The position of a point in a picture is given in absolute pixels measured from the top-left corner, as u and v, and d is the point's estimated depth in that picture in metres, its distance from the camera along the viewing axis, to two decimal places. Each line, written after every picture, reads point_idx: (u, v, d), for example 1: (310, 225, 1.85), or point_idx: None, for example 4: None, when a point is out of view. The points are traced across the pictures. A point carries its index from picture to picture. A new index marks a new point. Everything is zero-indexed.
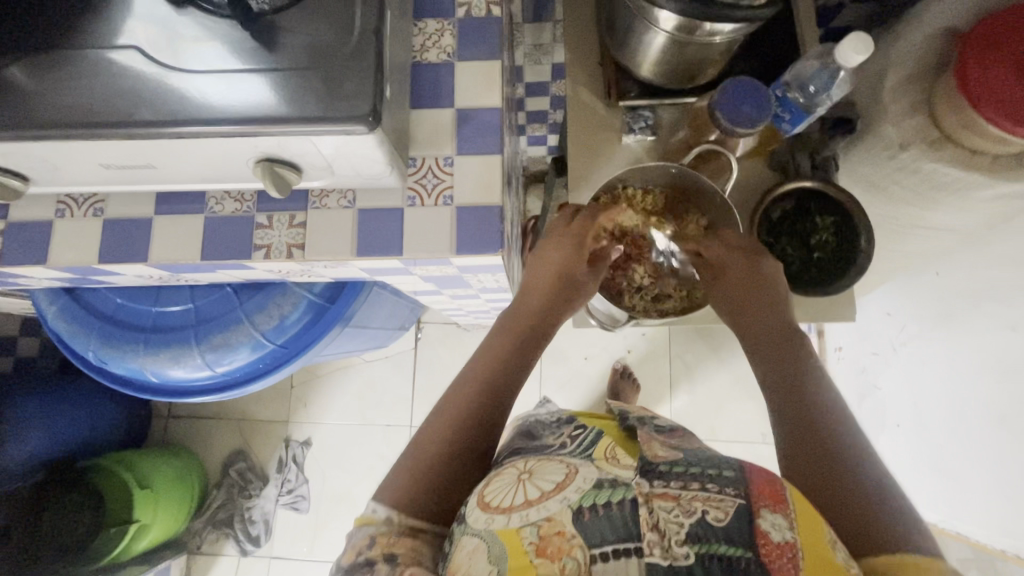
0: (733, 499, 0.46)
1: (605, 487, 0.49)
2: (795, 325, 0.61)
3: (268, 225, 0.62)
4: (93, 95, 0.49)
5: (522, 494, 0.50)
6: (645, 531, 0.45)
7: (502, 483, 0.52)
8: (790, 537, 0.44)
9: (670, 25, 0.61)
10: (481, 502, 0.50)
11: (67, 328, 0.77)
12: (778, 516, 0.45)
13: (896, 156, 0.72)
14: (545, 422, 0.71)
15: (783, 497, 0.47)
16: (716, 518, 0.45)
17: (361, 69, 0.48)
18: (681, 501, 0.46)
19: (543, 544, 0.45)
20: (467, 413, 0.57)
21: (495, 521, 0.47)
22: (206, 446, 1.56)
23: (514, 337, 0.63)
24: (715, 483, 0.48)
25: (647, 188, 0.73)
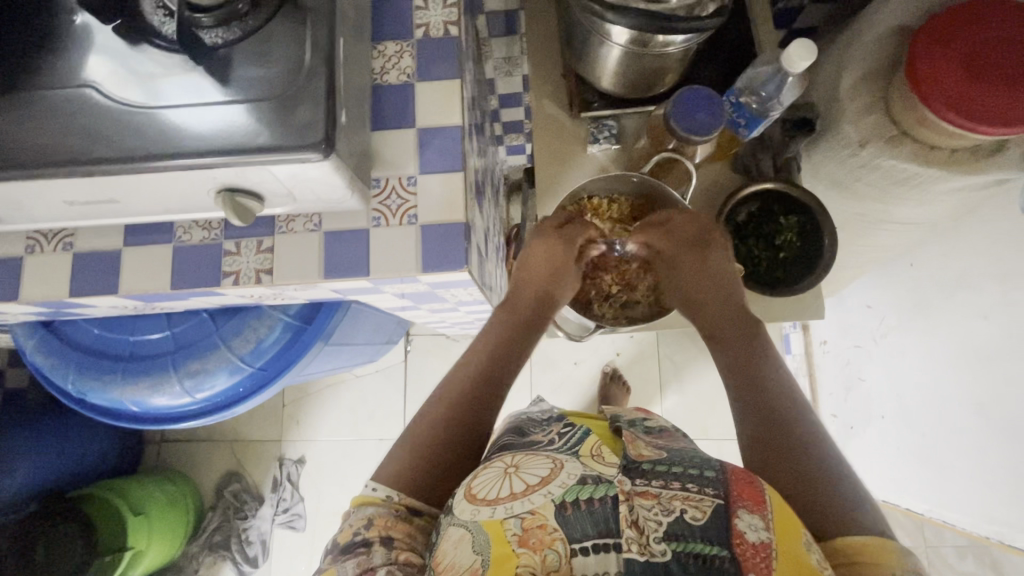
0: (712, 499, 0.47)
1: (589, 484, 0.48)
2: (754, 319, 0.65)
3: (237, 252, 0.63)
4: (51, 134, 0.50)
5: (509, 487, 0.50)
6: (625, 527, 0.45)
7: (489, 475, 0.52)
8: (765, 537, 0.45)
9: (623, 38, 0.62)
10: (469, 494, 0.51)
11: (46, 362, 0.78)
12: (755, 517, 0.46)
13: (856, 154, 0.73)
14: (536, 419, 0.70)
15: (762, 498, 0.48)
16: (693, 517, 0.46)
17: (314, 96, 0.49)
18: (661, 499, 0.47)
19: (525, 535, 0.46)
20: (466, 394, 0.62)
21: (480, 512, 0.48)
22: (200, 468, 1.56)
23: (509, 329, 0.69)
24: (695, 483, 0.49)
25: (611, 197, 0.73)
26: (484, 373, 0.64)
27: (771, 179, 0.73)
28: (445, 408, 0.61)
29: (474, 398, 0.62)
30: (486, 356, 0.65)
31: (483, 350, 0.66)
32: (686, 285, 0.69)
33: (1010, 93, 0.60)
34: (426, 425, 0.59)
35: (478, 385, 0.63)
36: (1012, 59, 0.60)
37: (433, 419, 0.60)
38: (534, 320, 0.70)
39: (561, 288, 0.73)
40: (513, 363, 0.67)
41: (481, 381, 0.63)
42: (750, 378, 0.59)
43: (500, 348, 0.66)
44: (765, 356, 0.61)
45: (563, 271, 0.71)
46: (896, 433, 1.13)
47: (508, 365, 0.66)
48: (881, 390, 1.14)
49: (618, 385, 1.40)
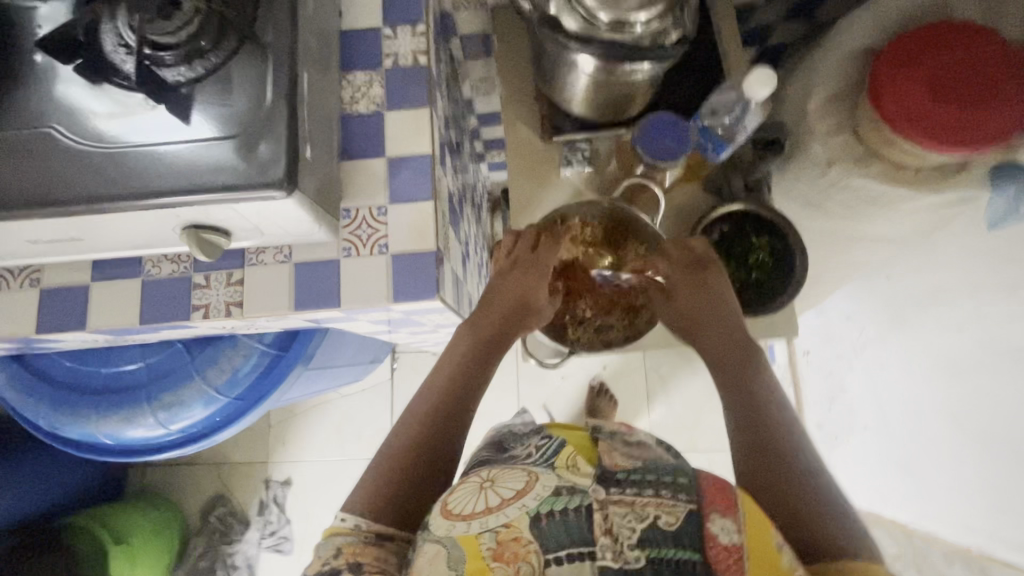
0: (686, 505, 0.46)
1: (563, 495, 0.48)
2: (750, 344, 0.63)
3: (207, 285, 0.62)
4: (10, 174, 0.49)
5: (484, 501, 0.49)
6: (599, 536, 0.45)
7: (465, 490, 0.51)
8: (737, 540, 0.44)
9: (590, 67, 0.63)
10: (444, 509, 0.49)
11: (17, 396, 0.77)
12: (727, 521, 0.45)
13: (824, 173, 0.74)
14: (518, 431, 0.66)
15: (735, 501, 0.46)
16: (667, 524, 0.46)
17: (276, 134, 0.49)
18: (635, 507, 0.47)
19: (499, 548, 0.45)
20: (429, 416, 0.60)
21: (456, 527, 0.47)
22: (186, 493, 1.54)
23: (474, 344, 0.65)
24: (668, 490, 0.47)
25: (587, 220, 0.70)
26: (452, 392, 0.61)
27: (742, 201, 0.74)
28: (410, 432, 0.59)
29: (445, 417, 0.60)
30: (452, 372, 0.63)
31: (449, 366, 0.64)
32: (682, 310, 0.66)
33: (970, 113, 0.61)
34: (395, 450, 0.58)
35: (447, 405, 0.60)
36: (970, 81, 0.61)
37: (400, 444, 0.58)
38: (503, 335, 0.67)
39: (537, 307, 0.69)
40: (484, 375, 0.64)
41: (447, 399, 0.61)
42: (752, 407, 0.58)
43: (469, 362, 0.64)
44: (759, 377, 0.61)
45: (537, 296, 0.68)
46: (879, 444, 1.14)
47: (480, 378, 0.64)
48: (863, 400, 1.15)
49: (604, 399, 1.40)
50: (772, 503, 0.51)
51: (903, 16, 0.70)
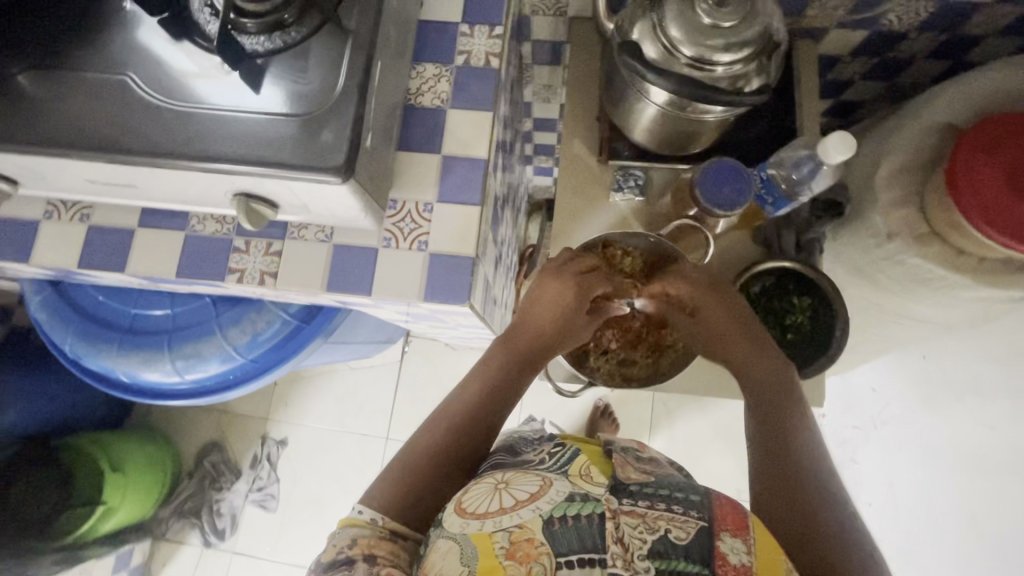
0: (696, 521, 0.46)
1: (576, 501, 0.47)
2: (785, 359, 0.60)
3: (245, 251, 0.63)
4: (83, 116, 0.51)
5: (498, 502, 0.48)
6: (611, 543, 0.44)
7: (480, 490, 0.50)
8: (746, 561, 0.44)
9: (661, 99, 0.62)
10: (458, 507, 0.49)
11: (47, 320, 0.79)
12: (737, 541, 0.45)
13: (882, 246, 0.71)
14: (531, 437, 0.67)
15: (746, 524, 0.46)
16: (677, 537, 0.45)
17: (339, 120, 0.49)
18: (646, 518, 0.46)
19: (512, 548, 0.44)
20: (460, 421, 0.59)
21: (470, 525, 0.47)
22: (185, 433, 1.58)
23: (508, 354, 0.64)
24: (680, 504, 0.47)
25: (628, 249, 0.69)
26: (485, 402, 0.60)
27: (791, 259, 0.72)
28: (438, 436, 0.58)
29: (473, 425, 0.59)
30: (487, 382, 0.62)
31: (484, 374, 0.63)
32: (711, 331, 0.64)
33: None
34: (420, 450, 0.57)
35: (478, 411, 0.60)
36: None
37: (426, 446, 0.57)
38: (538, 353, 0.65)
39: (569, 334, 0.67)
40: (517, 392, 0.63)
41: (481, 409, 0.60)
42: (776, 418, 0.55)
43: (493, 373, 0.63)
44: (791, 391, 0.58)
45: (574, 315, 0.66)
46: (881, 523, 1.09)
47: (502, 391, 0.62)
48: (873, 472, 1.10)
49: (606, 422, 1.39)
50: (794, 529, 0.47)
51: (997, 98, 0.67)
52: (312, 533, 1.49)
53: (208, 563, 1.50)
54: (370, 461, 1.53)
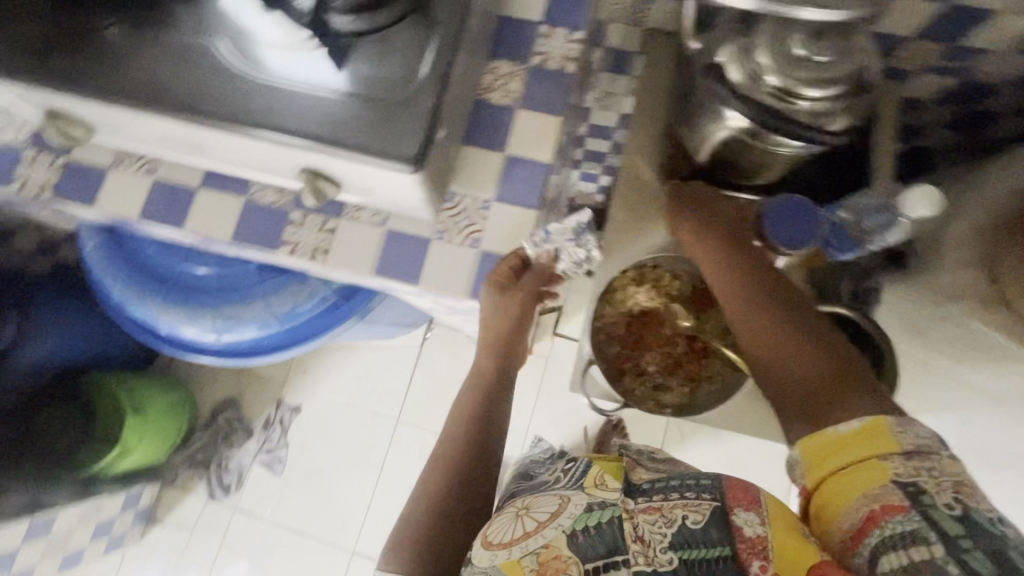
0: (710, 503, 0.49)
1: (594, 511, 0.52)
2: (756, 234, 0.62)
3: (301, 224, 0.64)
4: (169, 76, 0.52)
5: (522, 527, 0.55)
6: (631, 543, 0.49)
7: (504, 518, 0.57)
8: (761, 532, 0.46)
9: (737, 125, 0.61)
10: (485, 540, 0.55)
11: (99, 264, 0.81)
12: (750, 514, 0.47)
13: (941, 305, 0.68)
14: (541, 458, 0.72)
15: (757, 498, 0.49)
16: (693, 521, 0.48)
17: (417, 111, 0.49)
18: (663, 512, 0.50)
19: (542, 567, 0.50)
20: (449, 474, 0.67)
21: (498, 557, 0.52)
22: (204, 387, 1.62)
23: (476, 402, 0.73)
24: (693, 490, 0.50)
25: (675, 273, 0.71)
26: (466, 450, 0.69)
27: (843, 305, 0.70)
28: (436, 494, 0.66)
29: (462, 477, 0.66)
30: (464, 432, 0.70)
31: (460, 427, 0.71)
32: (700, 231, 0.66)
33: None
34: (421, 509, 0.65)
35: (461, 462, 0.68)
36: None
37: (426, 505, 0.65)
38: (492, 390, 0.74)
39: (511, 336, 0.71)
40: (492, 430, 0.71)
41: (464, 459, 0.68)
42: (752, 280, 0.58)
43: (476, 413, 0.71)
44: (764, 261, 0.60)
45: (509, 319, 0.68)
46: None
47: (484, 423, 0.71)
48: None
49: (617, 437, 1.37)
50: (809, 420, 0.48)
51: None
52: (314, 500, 1.52)
53: (210, 516, 1.54)
54: (378, 440, 1.55)
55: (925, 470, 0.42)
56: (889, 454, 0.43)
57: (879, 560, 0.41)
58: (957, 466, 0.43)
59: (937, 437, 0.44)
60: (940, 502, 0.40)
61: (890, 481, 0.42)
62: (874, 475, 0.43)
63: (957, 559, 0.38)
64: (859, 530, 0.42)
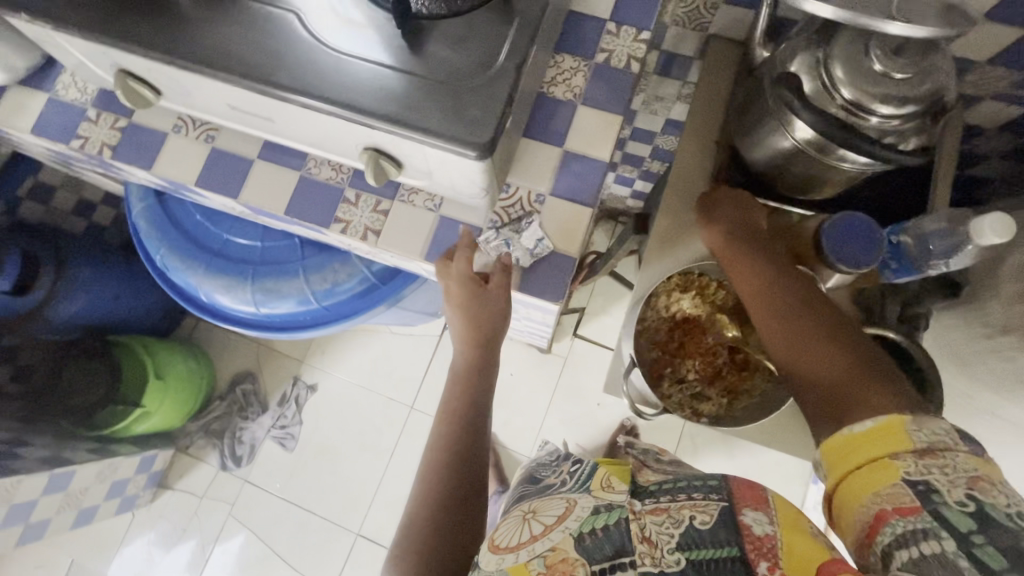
0: (718, 503, 0.44)
1: (601, 512, 0.45)
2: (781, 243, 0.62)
3: (354, 203, 0.64)
4: (242, 43, 0.52)
5: (528, 531, 0.47)
6: (638, 543, 0.43)
7: (509, 523, 0.49)
8: (771, 531, 0.42)
9: (803, 137, 0.60)
10: (492, 545, 0.48)
11: (146, 228, 0.82)
12: (760, 514, 0.43)
13: (992, 337, 0.67)
14: (547, 462, 0.67)
15: (764, 498, 0.45)
16: (702, 522, 0.43)
17: (491, 98, 0.49)
18: (670, 512, 0.45)
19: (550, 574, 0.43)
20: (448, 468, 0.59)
21: (505, 559, 0.45)
22: (224, 358, 1.64)
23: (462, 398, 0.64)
24: (699, 490, 0.46)
25: (723, 283, 0.69)
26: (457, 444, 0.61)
27: (891, 329, 0.69)
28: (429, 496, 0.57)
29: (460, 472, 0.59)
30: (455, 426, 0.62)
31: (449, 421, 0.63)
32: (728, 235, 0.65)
33: None
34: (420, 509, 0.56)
35: (456, 456, 0.60)
36: None
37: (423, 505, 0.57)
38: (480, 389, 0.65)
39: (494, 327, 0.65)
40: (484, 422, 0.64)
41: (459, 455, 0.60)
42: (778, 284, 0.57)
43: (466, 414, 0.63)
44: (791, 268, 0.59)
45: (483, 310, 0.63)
46: None
47: (476, 429, 0.63)
48: None
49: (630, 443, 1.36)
50: (830, 414, 0.47)
51: None
52: (323, 479, 1.53)
53: (220, 485, 1.56)
54: (390, 424, 1.55)
55: (936, 468, 0.39)
56: (901, 452, 0.40)
57: (890, 558, 0.37)
58: (975, 462, 0.39)
59: (955, 433, 0.41)
60: (951, 500, 0.37)
61: (900, 480, 0.39)
62: (883, 475, 0.40)
63: (967, 553, 0.35)
64: (869, 529, 0.39)
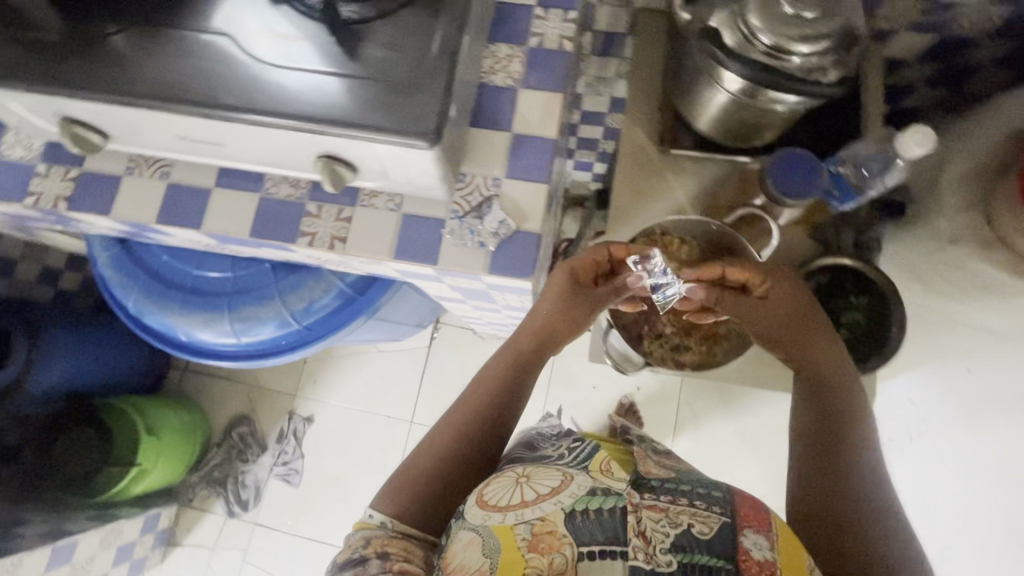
0: (719, 517, 0.52)
1: (597, 495, 0.52)
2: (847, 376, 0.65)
3: (317, 216, 0.65)
4: (182, 73, 0.53)
5: (520, 495, 0.53)
6: (632, 536, 0.50)
7: (502, 483, 0.55)
8: (768, 556, 0.50)
9: (735, 87, 0.63)
10: (480, 500, 0.54)
11: (114, 276, 0.82)
12: (760, 536, 0.51)
13: (943, 249, 0.70)
14: (548, 434, 0.72)
15: (767, 521, 0.52)
16: (700, 532, 0.51)
17: (432, 87, 0.51)
18: (669, 513, 0.53)
19: (534, 540, 0.50)
20: (467, 429, 0.64)
21: (492, 517, 0.51)
22: (215, 405, 1.62)
23: (509, 366, 0.69)
24: (702, 500, 0.54)
25: (682, 238, 0.73)
26: (487, 412, 0.65)
27: (848, 256, 0.74)
28: (442, 449, 0.63)
29: (477, 436, 0.64)
30: (491, 392, 0.67)
31: (486, 387, 0.67)
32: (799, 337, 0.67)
33: None
34: (431, 451, 0.63)
35: (482, 419, 0.65)
36: None
37: (436, 451, 0.63)
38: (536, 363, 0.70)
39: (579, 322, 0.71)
40: (519, 396, 0.68)
41: (480, 421, 0.65)
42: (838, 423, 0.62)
43: (505, 386, 0.67)
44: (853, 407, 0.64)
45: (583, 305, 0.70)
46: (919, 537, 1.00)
47: (512, 402, 0.67)
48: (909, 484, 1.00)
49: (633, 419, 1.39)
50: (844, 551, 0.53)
51: None
52: (334, 509, 1.52)
53: (231, 533, 1.53)
54: (393, 443, 1.55)
55: None
56: None
57: None
58: None
59: None
60: None
61: None
62: None
63: None
64: None
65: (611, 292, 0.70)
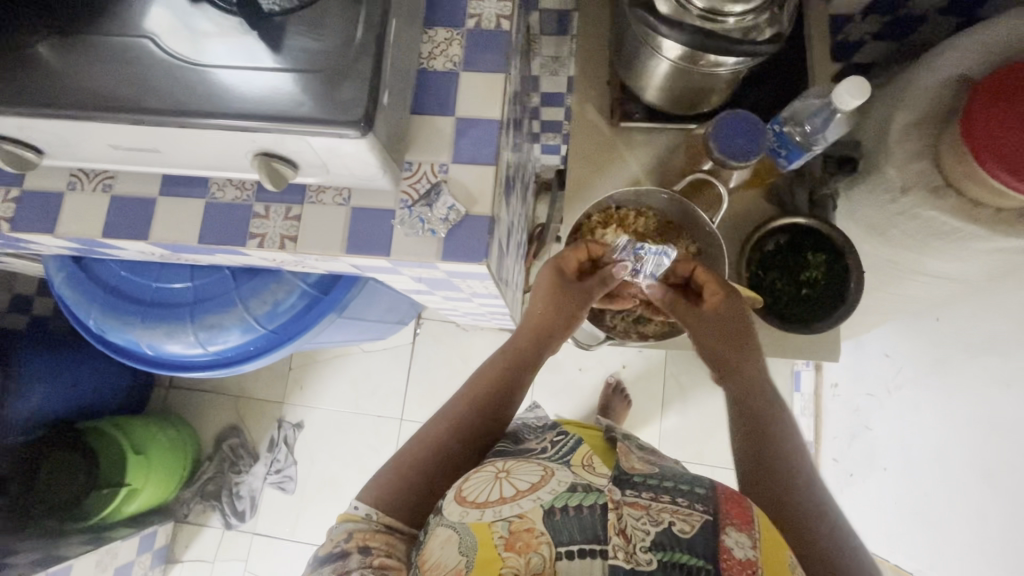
0: (701, 514, 0.50)
1: (577, 492, 0.51)
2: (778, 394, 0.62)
3: (266, 216, 0.64)
4: (104, 79, 0.52)
5: (499, 491, 0.53)
6: (612, 535, 0.48)
7: (481, 478, 0.54)
8: (751, 555, 0.47)
9: (674, 53, 0.62)
10: (458, 496, 0.53)
11: (73, 295, 0.81)
12: (743, 536, 0.48)
13: (896, 200, 0.70)
14: (533, 425, 0.72)
15: (750, 518, 0.50)
16: (681, 530, 0.49)
17: (359, 75, 0.50)
18: (650, 510, 0.50)
19: (511, 538, 0.49)
20: (461, 421, 0.64)
21: (470, 514, 0.50)
22: (204, 419, 1.61)
23: (508, 361, 0.69)
24: (685, 498, 0.52)
25: (640, 210, 0.74)
26: (486, 405, 0.65)
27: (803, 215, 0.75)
28: (436, 441, 0.62)
29: (472, 429, 0.63)
30: (488, 385, 0.66)
31: (483, 380, 0.67)
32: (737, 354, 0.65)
33: None
34: (423, 441, 0.62)
35: (480, 410, 0.65)
36: None
37: (429, 441, 0.62)
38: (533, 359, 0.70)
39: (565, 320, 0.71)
40: (518, 390, 0.68)
41: (475, 413, 0.64)
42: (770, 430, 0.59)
43: (506, 380, 0.67)
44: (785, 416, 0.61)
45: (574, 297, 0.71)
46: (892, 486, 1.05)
47: (510, 397, 0.67)
48: (888, 437, 1.02)
49: (620, 397, 1.39)
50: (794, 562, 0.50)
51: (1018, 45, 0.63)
52: (329, 513, 1.51)
53: (230, 544, 1.53)
54: (385, 441, 1.55)
55: None
56: None
57: None
58: None
59: None
60: None
61: None
62: None
63: None
64: None
65: (599, 283, 0.71)
